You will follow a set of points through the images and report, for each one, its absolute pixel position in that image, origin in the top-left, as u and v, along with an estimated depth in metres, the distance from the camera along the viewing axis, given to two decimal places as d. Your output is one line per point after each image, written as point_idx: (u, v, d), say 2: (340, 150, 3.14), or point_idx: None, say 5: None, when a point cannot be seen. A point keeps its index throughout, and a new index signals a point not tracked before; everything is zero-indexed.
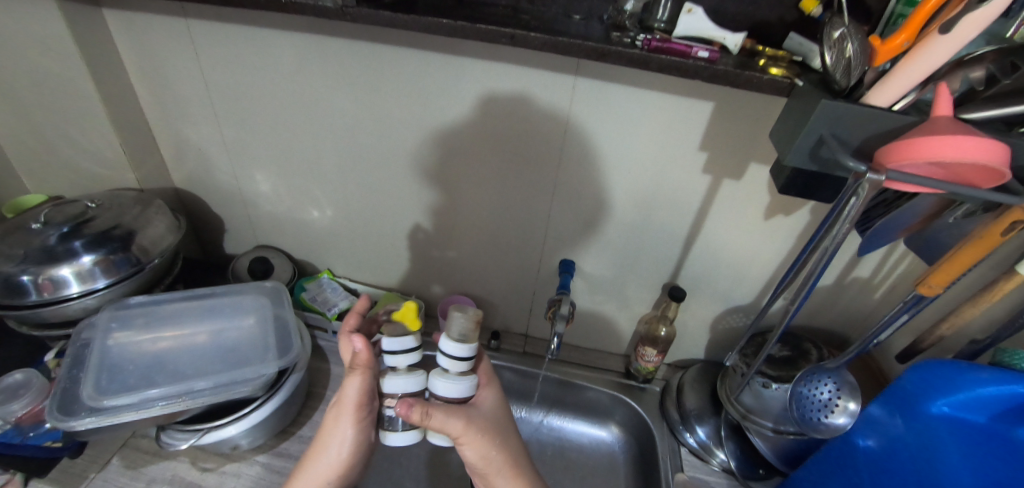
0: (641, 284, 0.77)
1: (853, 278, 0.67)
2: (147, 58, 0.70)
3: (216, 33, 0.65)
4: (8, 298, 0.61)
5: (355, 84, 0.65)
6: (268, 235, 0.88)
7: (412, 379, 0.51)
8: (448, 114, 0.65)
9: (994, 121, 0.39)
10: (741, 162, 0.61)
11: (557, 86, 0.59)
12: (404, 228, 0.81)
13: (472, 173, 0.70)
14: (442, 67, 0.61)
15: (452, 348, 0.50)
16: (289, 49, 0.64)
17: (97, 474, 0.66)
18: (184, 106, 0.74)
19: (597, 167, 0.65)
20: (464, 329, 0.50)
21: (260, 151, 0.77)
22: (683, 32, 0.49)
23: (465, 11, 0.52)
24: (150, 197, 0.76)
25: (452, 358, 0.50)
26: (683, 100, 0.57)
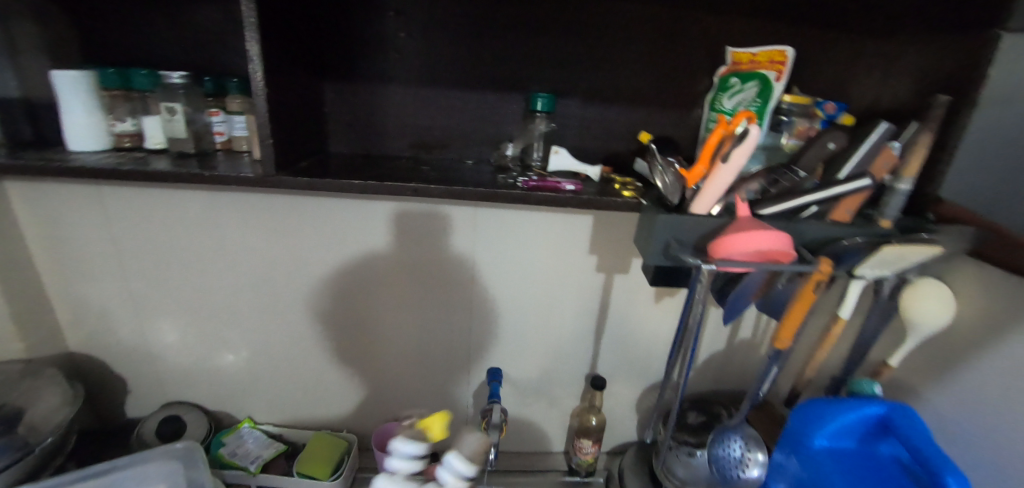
0: (566, 378, 0.82)
1: (736, 342, 0.78)
2: (51, 227, 0.70)
3: (131, 198, 0.68)
4: None
5: (277, 231, 0.70)
6: (177, 391, 0.82)
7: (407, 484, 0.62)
8: (368, 248, 0.72)
9: (782, 213, 0.51)
10: (625, 258, 0.72)
11: (462, 216, 0.69)
12: (330, 361, 0.81)
13: (395, 298, 0.75)
14: (360, 209, 0.69)
15: (457, 459, 0.59)
16: (209, 206, 0.69)
17: None
18: (89, 269, 0.73)
19: (508, 278, 0.74)
20: (473, 449, 0.61)
21: (174, 304, 0.76)
22: (554, 168, 0.62)
23: (374, 168, 0.62)
24: (40, 368, 0.71)
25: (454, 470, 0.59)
26: (566, 216, 0.69)
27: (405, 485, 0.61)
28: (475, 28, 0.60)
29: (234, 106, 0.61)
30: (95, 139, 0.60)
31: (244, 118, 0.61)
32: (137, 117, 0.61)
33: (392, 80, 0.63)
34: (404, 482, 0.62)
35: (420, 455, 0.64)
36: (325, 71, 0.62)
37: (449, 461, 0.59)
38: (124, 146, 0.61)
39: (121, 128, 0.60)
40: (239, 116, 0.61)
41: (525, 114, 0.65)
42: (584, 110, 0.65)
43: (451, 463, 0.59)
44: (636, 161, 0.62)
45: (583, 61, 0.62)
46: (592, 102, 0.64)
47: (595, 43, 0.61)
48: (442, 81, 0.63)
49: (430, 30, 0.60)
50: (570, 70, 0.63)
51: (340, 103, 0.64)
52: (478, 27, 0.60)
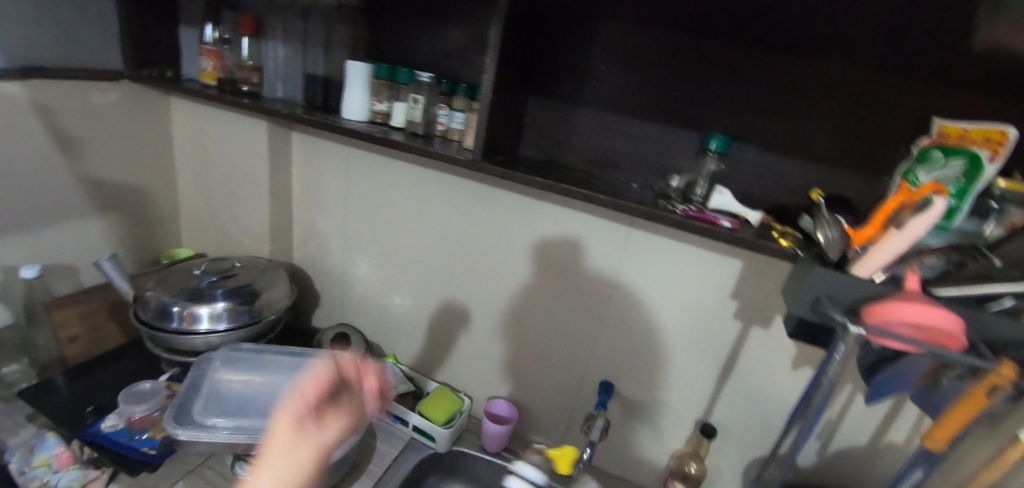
0: (673, 415, 0.82)
1: (883, 440, 0.70)
2: (311, 170, 0.96)
3: (369, 160, 0.90)
4: (158, 319, 0.81)
5: (459, 210, 0.85)
6: (351, 316, 1.03)
7: None
8: (525, 242, 0.82)
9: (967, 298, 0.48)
10: (768, 312, 0.71)
11: (615, 232, 0.76)
12: (467, 329, 0.93)
13: (536, 290, 0.84)
14: (528, 206, 0.80)
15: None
16: (418, 178, 0.87)
17: None
18: (324, 205, 0.97)
19: (642, 299, 0.78)
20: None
21: (370, 249, 0.96)
22: (715, 206, 0.65)
23: (553, 172, 0.73)
24: (276, 266, 0.97)
25: None
26: (714, 254, 0.72)
27: None
28: (671, 69, 0.67)
29: (459, 104, 0.77)
30: (359, 111, 0.81)
31: (465, 115, 0.76)
32: (391, 101, 0.80)
33: (584, 104, 0.73)
34: None
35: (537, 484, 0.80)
36: (532, 88, 0.75)
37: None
38: (376, 121, 0.81)
39: (378, 108, 0.80)
40: (459, 111, 0.76)
41: (698, 151, 0.69)
42: (760, 158, 0.67)
43: None
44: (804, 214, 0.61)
45: (770, 111, 0.64)
46: (770, 152, 0.66)
47: (786, 98, 0.63)
48: (627, 111, 0.71)
49: (629, 67, 0.69)
50: (753, 118, 0.65)
51: (537, 114, 0.76)
52: (673, 69, 0.67)
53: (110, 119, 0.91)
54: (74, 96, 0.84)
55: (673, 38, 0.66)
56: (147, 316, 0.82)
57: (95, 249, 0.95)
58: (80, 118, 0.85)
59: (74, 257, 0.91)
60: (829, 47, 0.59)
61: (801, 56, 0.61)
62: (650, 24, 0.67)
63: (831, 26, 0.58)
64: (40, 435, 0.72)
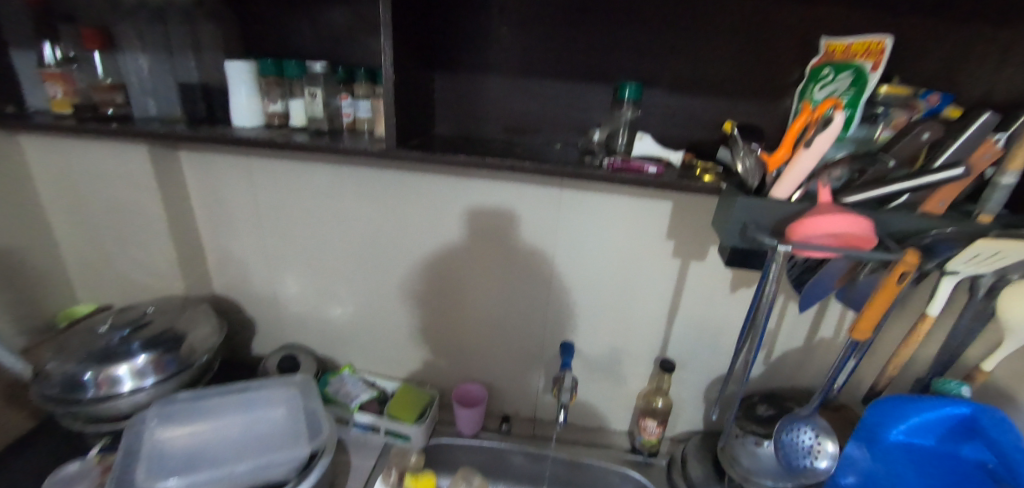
0: (634, 359, 0.85)
1: (815, 338, 0.77)
2: (211, 190, 0.86)
3: (273, 167, 0.82)
4: (68, 392, 0.71)
5: (384, 205, 0.81)
6: (293, 336, 0.96)
7: None
8: (460, 225, 0.80)
9: (870, 201, 0.51)
10: (701, 245, 0.75)
11: (547, 198, 0.75)
12: (420, 323, 0.90)
13: (481, 270, 0.83)
14: (456, 188, 0.77)
15: None
16: (332, 179, 0.81)
17: None
18: (234, 225, 0.88)
19: (586, 257, 0.78)
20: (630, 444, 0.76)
21: (298, 263, 0.89)
22: (638, 154, 0.66)
23: (474, 148, 0.70)
24: (195, 301, 0.88)
25: None
26: (645, 201, 0.73)
27: None
28: (574, 23, 0.66)
29: (360, 91, 0.71)
30: (252, 117, 0.73)
31: (369, 102, 0.71)
32: (284, 100, 0.73)
33: (493, 71, 0.70)
34: None
35: None
36: (437, 62, 0.70)
37: None
38: (274, 123, 0.74)
39: (273, 109, 0.73)
40: (363, 99, 0.70)
41: (613, 102, 0.69)
42: (672, 99, 0.68)
43: None
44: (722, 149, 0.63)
45: (675, 50, 0.65)
46: (680, 92, 0.67)
47: (686, 35, 0.64)
48: (537, 72, 0.69)
49: (532, 27, 0.67)
50: (658, 60, 0.66)
51: (447, 90, 0.72)
52: (575, 21, 0.66)
53: None
54: None
55: None
56: (53, 392, 0.72)
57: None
58: None
59: None
60: None
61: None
62: None
63: None
64: None
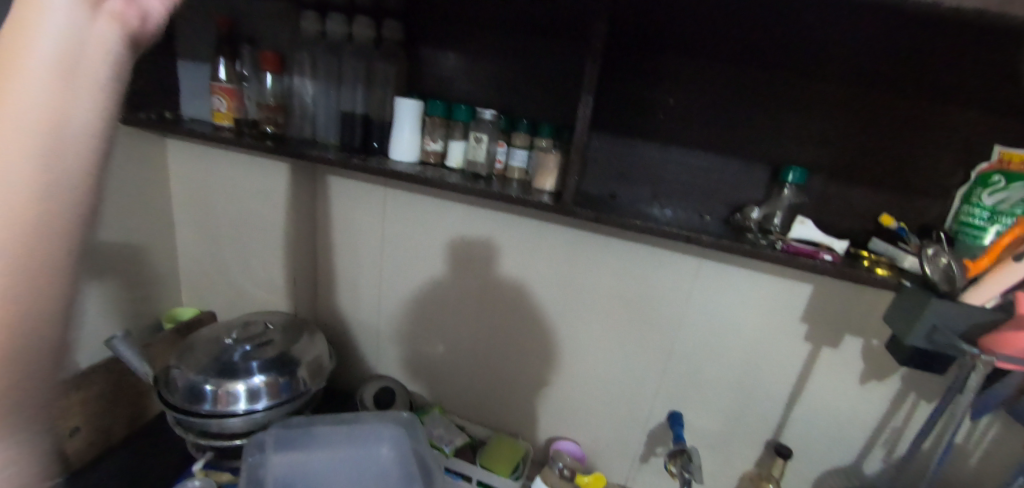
0: (743, 439, 0.82)
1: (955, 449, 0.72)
2: (337, 214, 0.88)
3: (407, 199, 0.83)
4: (188, 403, 0.71)
5: (512, 250, 0.81)
6: (387, 366, 0.95)
7: None
8: (588, 280, 0.80)
9: None
10: (838, 333, 0.72)
11: (686, 266, 0.75)
12: (522, 371, 0.89)
13: (598, 327, 0.82)
14: (593, 244, 0.77)
15: None
16: (466, 217, 0.81)
17: None
18: (352, 249, 0.89)
19: (713, 329, 0.77)
20: None
21: (409, 295, 0.90)
22: (798, 236, 0.65)
23: (625, 208, 0.70)
24: (302, 321, 0.87)
25: None
26: (786, 282, 0.71)
27: None
28: (742, 100, 0.65)
29: (519, 142, 0.72)
30: (410, 153, 0.75)
31: (526, 152, 0.72)
32: (445, 140, 0.76)
33: (651, 140, 0.70)
34: None
35: None
36: (600, 125, 0.71)
37: None
38: (428, 161, 0.76)
39: (431, 148, 0.75)
40: (521, 149, 0.72)
41: (769, 182, 0.68)
42: (840, 185, 0.65)
43: None
44: (875, 241, 0.63)
45: (846, 138, 0.63)
46: (852, 180, 0.65)
47: (870, 128, 0.62)
48: (696, 143, 0.69)
49: (702, 102, 0.67)
50: (823, 145, 0.64)
51: (603, 151, 0.73)
52: (749, 101, 0.65)
53: None
54: None
55: (753, 73, 0.64)
56: (174, 400, 0.71)
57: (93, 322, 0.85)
58: None
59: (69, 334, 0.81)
60: (914, 81, 0.59)
61: (863, 78, 0.61)
62: (717, 50, 0.64)
63: (896, 53, 0.58)
64: None
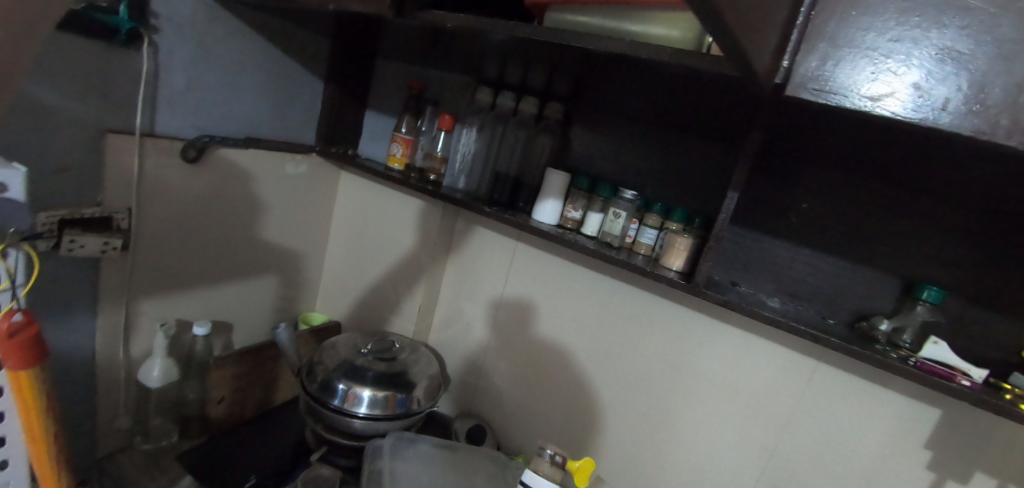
0: None
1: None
2: (471, 259, 1.02)
3: (536, 255, 0.95)
4: (323, 396, 0.80)
5: (624, 317, 0.88)
6: (483, 405, 1.04)
7: None
8: (696, 360, 0.83)
9: None
10: (968, 470, 0.67)
11: (800, 366, 0.76)
12: (612, 438, 0.92)
13: (698, 410, 0.84)
14: (707, 327, 0.81)
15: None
16: (588, 281, 0.90)
17: None
18: (476, 291, 1.02)
19: (822, 437, 0.76)
20: None
21: (518, 340, 0.99)
22: (929, 355, 0.64)
23: (745, 297, 0.74)
24: (420, 346, 0.97)
25: None
26: (912, 402, 0.70)
27: None
28: (881, 219, 0.69)
29: (651, 221, 0.80)
30: (553, 216, 0.85)
31: (657, 231, 0.79)
32: (585, 210, 0.85)
33: (781, 238, 0.76)
34: None
35: None
36: (738, 219, 0.79)
37: None
38: (565, 226, 0.86)
39: (571, 215, 0.85)
40: (652, 228, 0.79)
41: (901, 296, 0.69)
42: (981, 311, 0.65)
43: None
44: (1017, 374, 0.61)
45: (987, 273, 0.64)
46: (996, 311, 0.64)
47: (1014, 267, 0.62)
48: (826, 248, 0.73)
49: (837, 213, 0.72)
50: (962, 275, 0.65)
51: (731, 241, 0.79)
52: (887, 218, 0.69)
53: (290, 189, 0.99)
54: (272, 166, 0.94)
55: (899, 192, 0.68)
56: (312, 391, 0.81)
57: (254, 311, 1.01)
58: (269, 186, 0.95)
59: (235, 314, 0.96)
60: None
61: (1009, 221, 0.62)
62: (856, 171, 0.70)
63: None
64: None
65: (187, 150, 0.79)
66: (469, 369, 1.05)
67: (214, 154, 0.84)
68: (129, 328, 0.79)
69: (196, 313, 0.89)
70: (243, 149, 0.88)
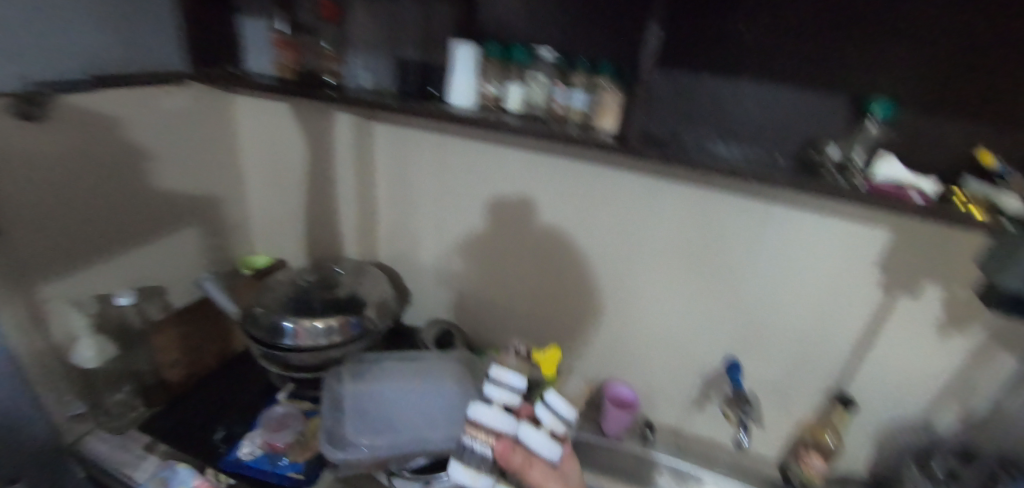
0: (803, 387, 0.82)
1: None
2: (399, 166, 0.93)
3: (465, 148, 0.87)
4: (271, 338, 0.76)
5: (568, 193, 0.83)
6: (446, 310, 1.03)
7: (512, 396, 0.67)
8: (647, 224, 0.80)
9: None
10: (916, 281, 0.68)
11: (745, 211, 0.73)
12: (578, 316, 0.93)
13: (654, 272, 0.83)
14: (652, 188, 0.77)
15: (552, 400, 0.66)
16: (525, 164, 0.84)
17: None
18: (414, 200, 0.95)
19: (774, 276, 0.76)
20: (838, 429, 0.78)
21: (466, 239, 0.94)
22: (883, 176, 0.58)
23: (686, 145, 0.68)
24: (366, 266, 0.93)
25: (553, 412, 0.65)
26: (862, 227, 0.68)
27: (504, 417, 0.64)
28: (829, 28, 0.59)
29: (577, 82, 0.69)
30: (468, 96, 0.75)
31: (585, 92, 0.68)
32: (501, 84, 0.74)
33: (720, 75, 0.67)
34: (504, 415, 0.64)
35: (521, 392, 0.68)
36: (671, 61, 0.69)
37: (550, 403, 0.66)
38: (485, 105, 0.75)
39: (488, 91, 0.74)
40: (578, 89, 0.69)
41: (850, 117, 0.63)
42: (932, 120, 0.59)
43: (552, 402, 0.66)
44: (969, 178, 0.57)
45: (948, 75, 0.56)
46: (950, 116, 0.58)
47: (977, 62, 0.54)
48: (768, 76, 0.64)
49: (779, 31, 0.62)
50: (921, 78, 0.57)
51: (667, 89, 0.71)
52: (837, 26, 0.59)
53: (174, 128, 0.87)
54: (142, 106, 0.80)
55: None
56: (259, 335, 0.77)
57: (181, 265, 0.95)
58: (147, 130, 0.82)
59: (162, 274, 0.90)
60: None
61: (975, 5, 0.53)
62: None
63: None
64: (168, 467, 0.70)
65: (29, 110, 0.64)
66: (426, 279, 1.02)
67: (63, 103, 0.69)
68: (37, 318, 0.71)
69: (115, 282, 0.82)
70: (97, 89, 0.73)
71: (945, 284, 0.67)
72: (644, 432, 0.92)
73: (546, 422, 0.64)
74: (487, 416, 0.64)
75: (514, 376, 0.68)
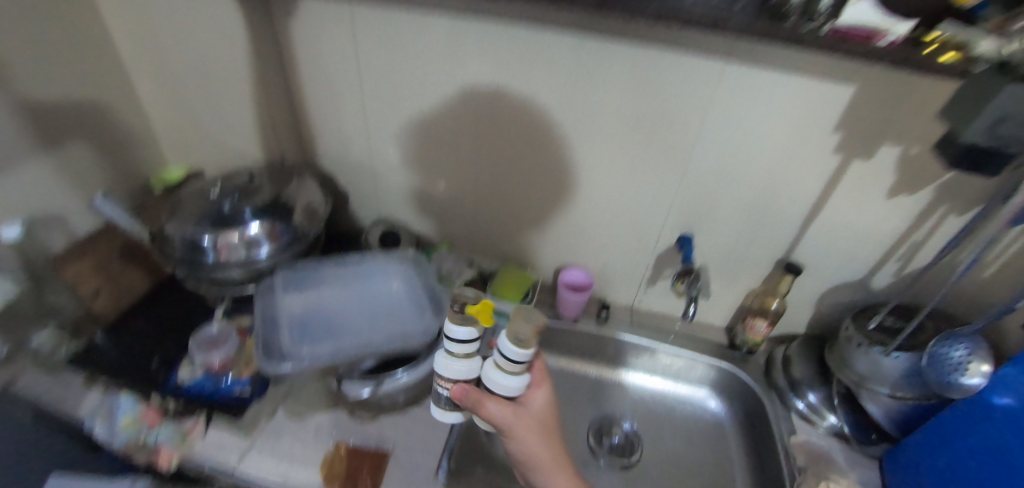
0: (756, 256, 0.82)
1: (961, 257, 0.72)
2: (305, 48, 0.78)
3: (379, 20, 0.71)
4: (193, 256, 0.69)
5: (507, 65, 0.70)
6: (390, 210, 0.97)
7: (466, 346, 0.56)
8: (598, 97, 0.70)
9: None
10: (873, 142, 0.66)
11: (704, 73, 0.65)
12: (528, 209, 0.87)
13: (606, 152, 0.76)
14: (601, 53, 0.66)
15: (508, 344, 0.55)
16: (450, 35, 0.70)
17: (268, 422, 0.68)
18: (331, 89, 0.81)
19: (732, 147, 0.71)
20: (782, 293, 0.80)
21: (399, 130, 0.84)
22: (847, 21, 0.51)
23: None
24: (290, 169, 0.83)
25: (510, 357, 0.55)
26: (829, 82, 0.62)
27: (462, 367, 0.56)
28: None
29: None
30: None
31: None
32: None
33: None
34: (462, 364, 0.56)
35: (474, 338, 0.56)
36: None
37: (506, 348, 0.55)
38: None
39: None
40: None
41: None
42: None
43: (508, 345, 0.55)
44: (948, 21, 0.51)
45: None
46: None
47: None
48: None
49: None
50: None
51: None
52: None
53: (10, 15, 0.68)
54: None
55: None
56: (178, 254, 0.70)
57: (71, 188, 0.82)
58: None
59: (50, 200, 0.77)
60: None
61: None
62: None
63: None
64: (110, 398, 0.68)
65: None
66: (362, 179, 0.93)
67: None
68: None
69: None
70: None
71: (902, 144, 0.65)
72: (599, 313, 0.93)
73: (503, 366, 0.56)
74: (443, 368, 0.57)
75: (462, 324, 0.56)
